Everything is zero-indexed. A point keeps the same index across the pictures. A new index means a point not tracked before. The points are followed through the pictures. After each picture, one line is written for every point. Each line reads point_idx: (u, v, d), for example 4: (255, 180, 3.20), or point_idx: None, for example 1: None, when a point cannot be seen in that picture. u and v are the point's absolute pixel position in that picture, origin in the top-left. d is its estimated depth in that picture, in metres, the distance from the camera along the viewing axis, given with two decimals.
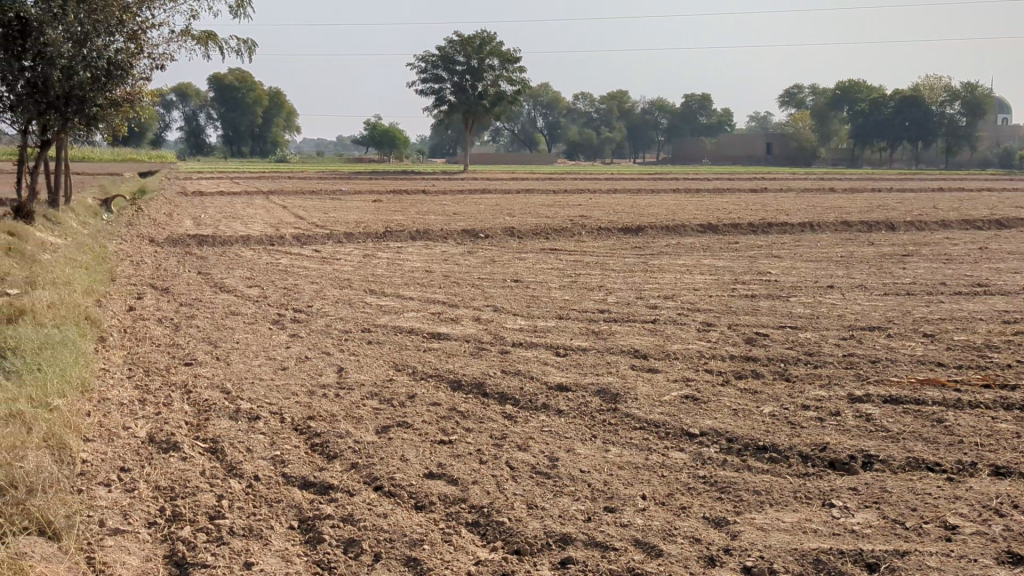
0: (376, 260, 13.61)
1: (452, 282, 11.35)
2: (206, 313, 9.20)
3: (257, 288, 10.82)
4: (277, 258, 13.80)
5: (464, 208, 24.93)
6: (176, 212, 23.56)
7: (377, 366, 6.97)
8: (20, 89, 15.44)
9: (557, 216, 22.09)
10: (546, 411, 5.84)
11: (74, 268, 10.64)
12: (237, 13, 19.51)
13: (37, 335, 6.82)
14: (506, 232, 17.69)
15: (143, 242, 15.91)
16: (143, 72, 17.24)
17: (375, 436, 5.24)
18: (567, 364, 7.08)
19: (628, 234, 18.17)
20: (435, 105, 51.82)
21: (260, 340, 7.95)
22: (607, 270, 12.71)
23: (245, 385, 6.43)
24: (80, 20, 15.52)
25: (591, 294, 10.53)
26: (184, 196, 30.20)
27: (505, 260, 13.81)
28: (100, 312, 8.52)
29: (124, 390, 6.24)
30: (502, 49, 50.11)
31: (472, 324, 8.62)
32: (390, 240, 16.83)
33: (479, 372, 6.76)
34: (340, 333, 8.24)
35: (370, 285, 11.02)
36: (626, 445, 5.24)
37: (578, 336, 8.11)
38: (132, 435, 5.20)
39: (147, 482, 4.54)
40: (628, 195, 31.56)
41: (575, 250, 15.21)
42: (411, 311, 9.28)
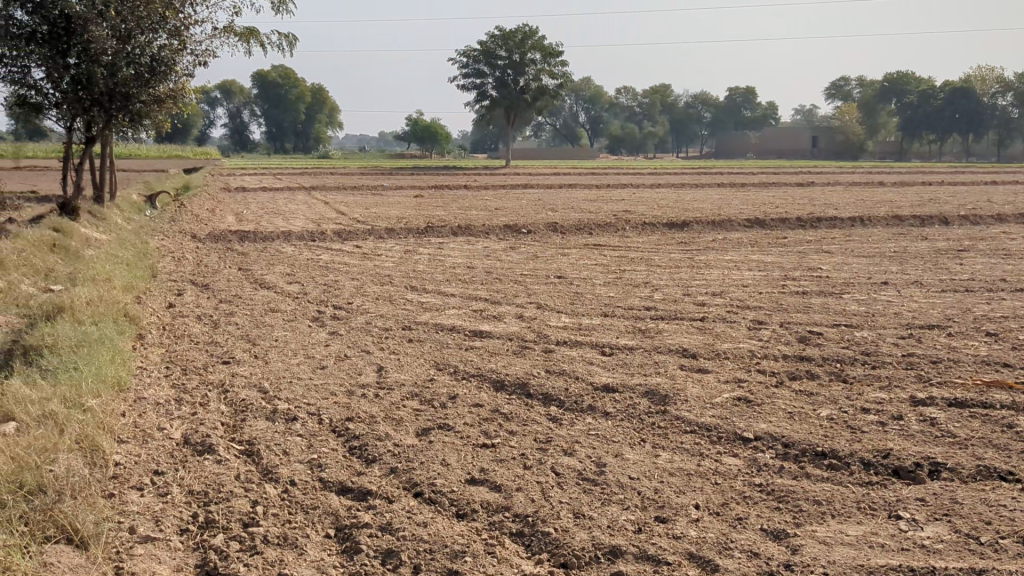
0: (417, 256, 13.46)
1: (494, 278, 11.16)
2: (245, 310, 9.10)
3: (297, 284, 10.72)
4: (318, 254, 13.70)
5: (506, 203, 24.73)
6: (219, 207, 23.67)
7: (418, 366, 6.79)
8: (65, 87, 15.47)
9: (600, 211, 21.81)
10: (591, 413, 5.62)
11: (115, 265, 10.61)
12: (279, 8, 19.48)
13: (75, 332, 6.75)
14: (549, 228, 17.47)
15: (185, 238, 15.93)
16: (186, 69, 17.25)
17: (416, 439, 5.06)
18: (613, 363, 6.85)
19: (673, 229, 17.85)
20: (477, 100, 51.69)
21: (300, 338, 7.82)
22: (653, 266, 12.44)
23: (283, 384, 6.29)
24: (124, 16, 15.45)
25: (636, 291, 10.28)
26: (227, 191, 30.37)
27: (548, 255, 13.59)
28: (139, 309, 8.45)
29: (160, 389, 6.14)
30: (544, 43, 49.85)
31: (514, 321, 8.42)
32: (431, 235, 16.69)
33: (523, 372, 6.56)
34: (381, 330, 8.08)
35: (411, 282, 10.87)
36: (677, 450, 5.00)
37: (624, 334, 7.87)
38: (166, 436, 5.07)
39: (181, 486, 4.40)
40: (672, 190, 31.15)
41: (619, 246, 14.94)
42: (453, 308, 9.10)
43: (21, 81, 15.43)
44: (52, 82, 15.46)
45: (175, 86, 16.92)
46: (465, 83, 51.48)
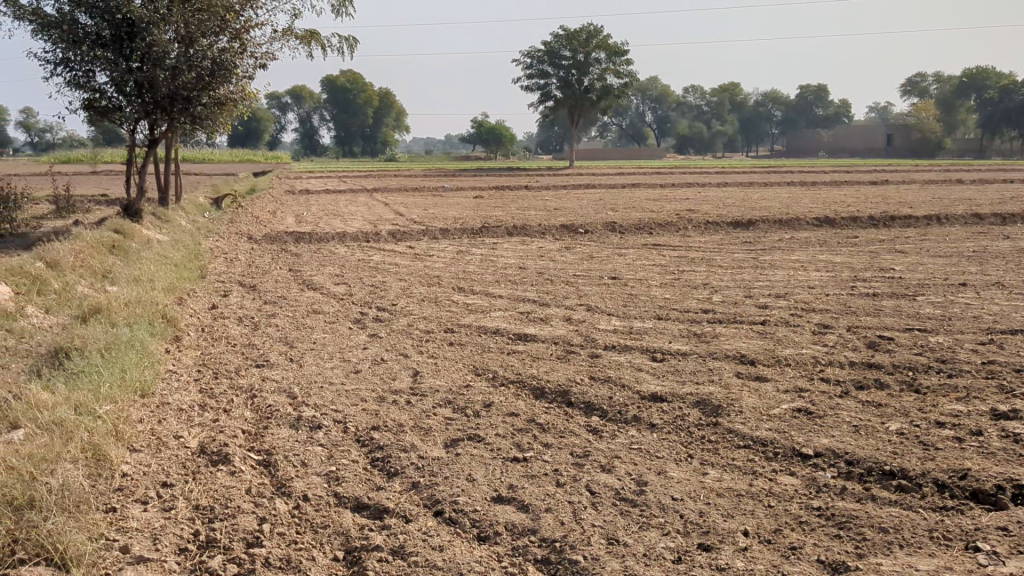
0: (469, 257, 13.17)
1: (546, 279, 10.77)
2: (287, 311, 8.87)
3: (344, 285, 10.48)
4: (370, 254, 13.50)
5: (566, 203, 24.34)
6: (280, 209, 23.73)
7: (457, 371, 6.45)
8: (129, 91, 15.49)
9: (663, 211, 21.29)
10: (636, 425, 5.20)
11: (163, 266, 10.49)
12: (340, 11, 19.47)
13: (105, 334, 6.56)
14: (608, 227, 17.05)
15: (241, 239, 15.88)
16: (246, 71, 17.23)
17: (443, 451, 4.70)
18: (664, 370, 6.41)
19: (737, 229, 17.27)
20: (542, 101, 51.37)
21: (339, 341, 7.55)
22: (714, 267, 11.95)
23: (313, 389, 5.99)
24: (186, 20, 15.42)
25: (695, 292, 9.81)
26: (290, 193, 30.58)
27: (604, 255, 13.19)
28: (178, 310, 8.27)
29: (187, 393, 5.88)
30: (609, 41, 49.27)
31: (562, 324, 8.04)
32: (487, 235, 16.40)
33: (566, 378, 6.17)
34: (422, 334, 7.76)
35: (460, 283, 10.54)
36: (727, 468, 4.56)
37: (678, 339, 7.43)
38: (181, 445, 4.79)
39: (187, 500, 4.10)
40: (740, 189, 30.34)
41: (680, 245, 14.48)
42: (499, 310, 8.76)
43: (85, 84, 15.50)
44: (115, 87, 15.46)
45: (235, 89, 16.90)
46: (529, 83, 51.19)
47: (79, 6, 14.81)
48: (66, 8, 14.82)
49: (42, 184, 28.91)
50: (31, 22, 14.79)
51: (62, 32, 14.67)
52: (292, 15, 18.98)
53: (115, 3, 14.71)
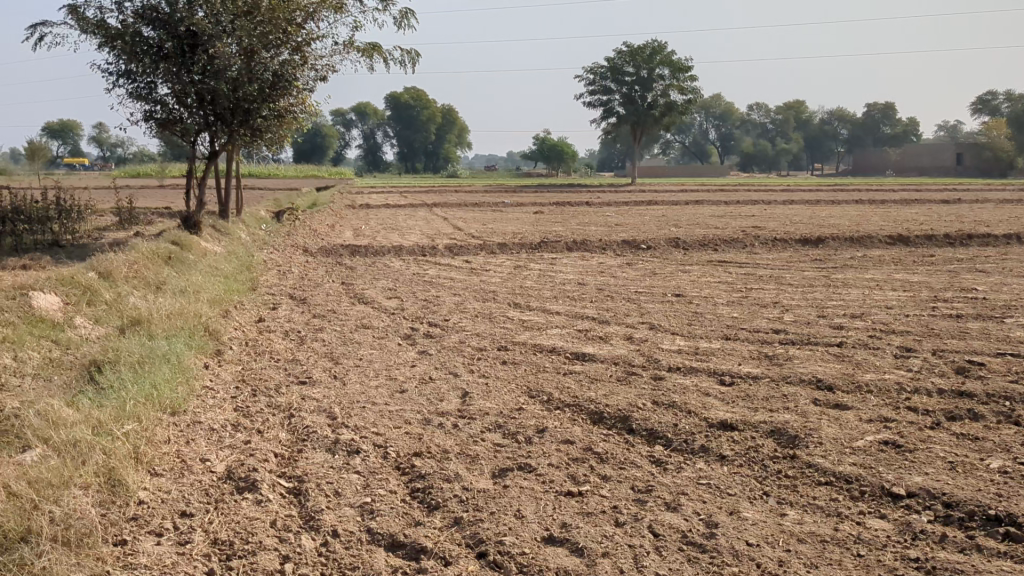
0: (526, 272, 12.75)
1: (606, 296, 10.30)
2: (335, 326, 8.53)
3: (396, 299, 10.13)
4: (424, 268, 13.17)
5: (627, 219, 23.82)
6: (339, 223, 23.63)
7: (508, 392, 6.01)
8: (190, 103, 15.46)
9: (727, 227, 20.66)
10: (704, 457, 4.71)
11: (213, 278, 10.27)
12: (402, 25, 19.25)
13: (142, 348, 6.27)
14: (671, 243, 16.50)
15: (297, 251, 15.71)
16: (306, 84, 17.04)
17: (490, 483, 4.26)
18: (734, 396, 5.90)
19: (807, 246, 16.58)
20: (604, 117, 50.93)
21: (386, 357, 7.18)
22: (783, 285, 11.36)
23: (355, 410, 5.60)
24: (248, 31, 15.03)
25: (764, 311, 9.25)
26: (351, 208, 30.55)
27: (667, 272, 12.66)
28: (223, 323, 7.98)
29: (222, 411, 5.54)
30: (673, 58, 48.58)
31: (623, 343, 7.56)
32: (545, 250, 15.96)
33: (627, 403, 5.70)
34: (474, 351, 7.35)
35: (516, 298, 10.13)
36: (808, 508, 4.04)
37: (747, 361, 6.90)
38: (207, 470, 4.43)
39: (206, 533, 3.72)
40: (807, 207, 29.41)
41: (746, 263, 13.88)
42: (555, 327, 8.30)
43: (147, 96, 15.46)
44: (176, 98, 15.41)
45: (296, 102, 16.72)
46: (592, 100, 50.84)
47: (142, 18, 14.85)
48: (130, 20, 14.87)
49: (108, 198, 29.32)
50: (96, 33, 14.88)
51: (124, 45, 14.72)
52: (354, 27, 18.78)
53: (178, 15, 14.67)
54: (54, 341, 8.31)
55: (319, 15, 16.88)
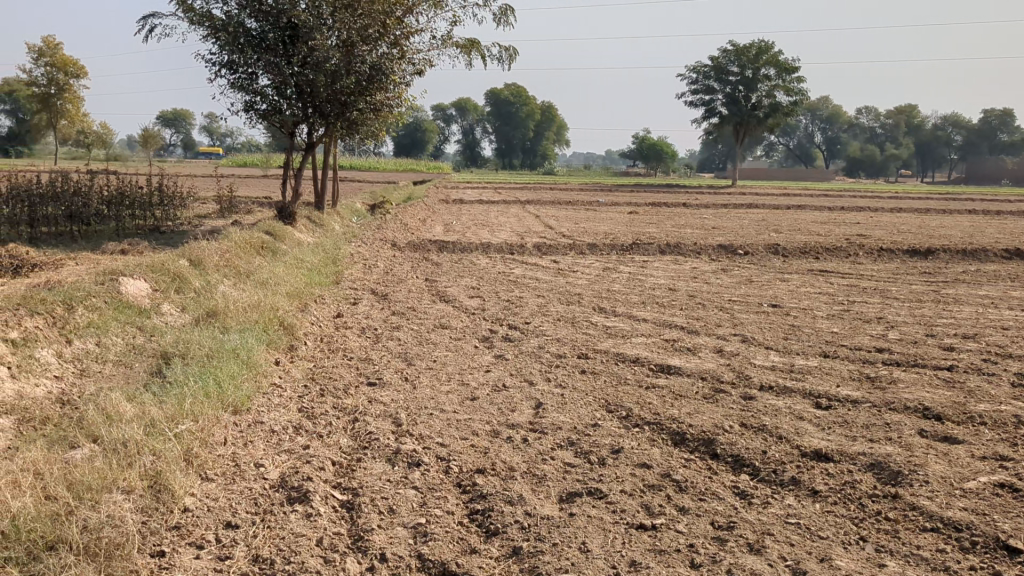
0: (616, 274, 12.37)
1: (697, 304, 9.86)
2: (413, 324, 8.30)
3: (479, 299, 9.88)
4: (511, 267, 12.91)
5: (725, 222, 23.14)
6: (432, 218, 23.60)
7: (585, 406, 5.67)
8: (289, 95, 15.36)
9: (829, 235, 19.85)
10: (794, 491, 4.29)
11: (297, 270, 10.19)
12: (502, 21, 19.04)
13: (214, 342, 6.15)
14: (769, 250, 15.87)
15: (385, 245, 15.64)
16: (403, 78, 16.98)
17: (555, 509, 3.92)
18: (830, 421, 5.44)
19: (915, 258, 15.74)
20: (706, 118, 50.00)
21: (461, 361, 6.91)
22: (888, 299, 10.71)
23: (422, 417, 5.33)
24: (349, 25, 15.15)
25: (867, 328, 8.67)
26: (445, 202, 30.58)
27: (764, 280, 12.11)
28: (300, 318, 7.84)
29: (285, 411, 5.35)
30: (781, 58, 47.23)
31: (712, 357, 7.13)
32: (636, 253, 15.54)
33: (712, 425, 5.30)
34: (552, 358, 7.02)
35: (602, 303, 9.76)
36: (910, 559, 3.59)
37: (846, 383, 6.40)
38: (260, 476, 4.22)
39: (248, 548, 3.49)
40: (916, 215, 28.16)
41: (849, 273, 13.21)
42: (640, 336, 7.91)
43: (248, 87, 15.39)
44: (276, 91, 15.33)
45: (392, 96, 16.64)
46: (694, 100, 49.99)
47: (246, 10, 14.80)
48: (235, 11, 14.83)
49: (210, 185, 29.91)
50: (200, 23, 14.92)
51: (227, 36, 14.67)
52: (454, 22, 18.68)
53: (281, 6, 14.60)
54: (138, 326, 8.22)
55: (418, 10, 16.93)
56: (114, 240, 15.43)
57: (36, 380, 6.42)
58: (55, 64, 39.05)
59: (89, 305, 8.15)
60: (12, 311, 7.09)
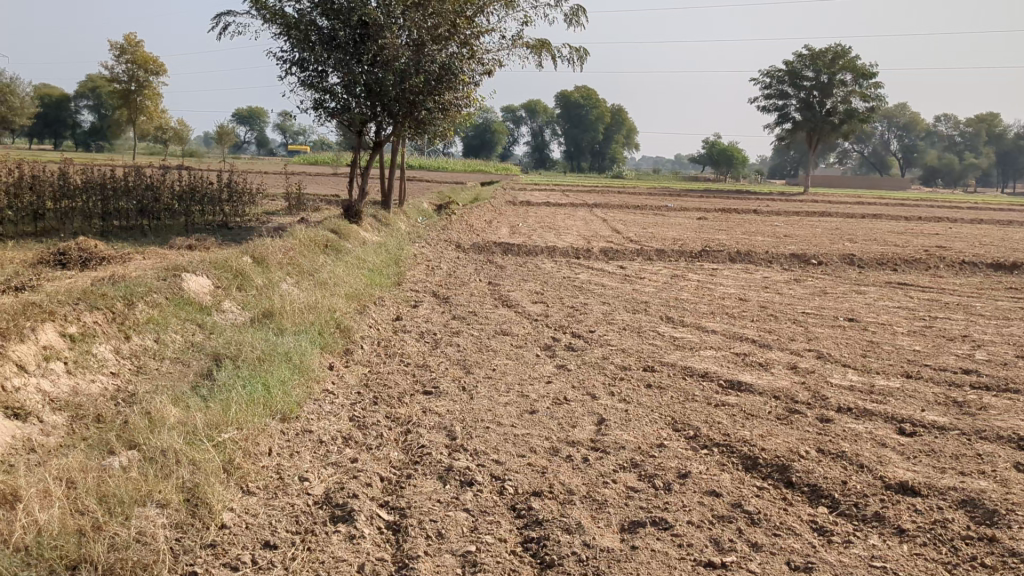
0: (684, 282, 12.00)
1: (769, 315, 9.45)
2: (473, 330, 8.06)
3: (541, 304, 9.60)
4: (576, 272, 12.61)
5: (797, 230, 22.52)
6: (498, 219, 23.40)
7: (649, 423, 5.36)
8: (358, 94, 15.12)
9: (907, 246, 19.13)
10: (878, 529, 3.93)
11: (358, 271, 10.04)
12: (574, 21, 18.76)
13: (267, 345, 5.97)
14: (845, 260, 15.31)
15: (449, 246, 15.46)
16: (472, 78, 16.79)
17: (615, 540, 3.63)
18: (915, 450, 5.04)
19: (1000, 272, 15.03)
20: (779, 123, 49.07)
21: (521, 370, 6.64)
22: (973, 315, 10.16)
23: (478, 430, 5.07)
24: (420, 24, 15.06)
25: (952, 346, 8.18)
26: (512, 204, 30.38)
27: (840, 292, 11.63)
28: (358, 320, 7.65)
29: (336, 420, 5.14)
30: (858, 63, 46.02)
31: (786, 374, 6.74)
32: (705, 260, 15.11)
33: (786, 450, 4.95)
34: (616, 370, 6.70)
35: (669, 312, 9.41)
36: None
37: (932, 407, 5.97)
38: (304, 491, 4.00)
39: (285, 571, 3.27)
40: (998, 227, 27.13)
41: (930, 287, 12.64)
42: (710, 349, 7.54)
43: (317, 85, 15.25)
44: (345, 89, 15.09)
45: (461, 96, 16.45)
46: (767, 104, 49.12)
47: (318, 8, 14.66)
48: (306, 9, 14.70)
49: (280, 182, 30.13)
50: (273, 20, 14.84)
51: (299, 33, 14.59)
52: (524, 23, 18.46)
53: (352, 5, 14.38)
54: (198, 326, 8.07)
55: (490, 9, 16.76)
56: (182, 234, 15.48)
57: (93, 375, 6.28)
58: (135, 61, 39.80)
59: (151, 299, 8.01)
60: (72, 303, 6.91)
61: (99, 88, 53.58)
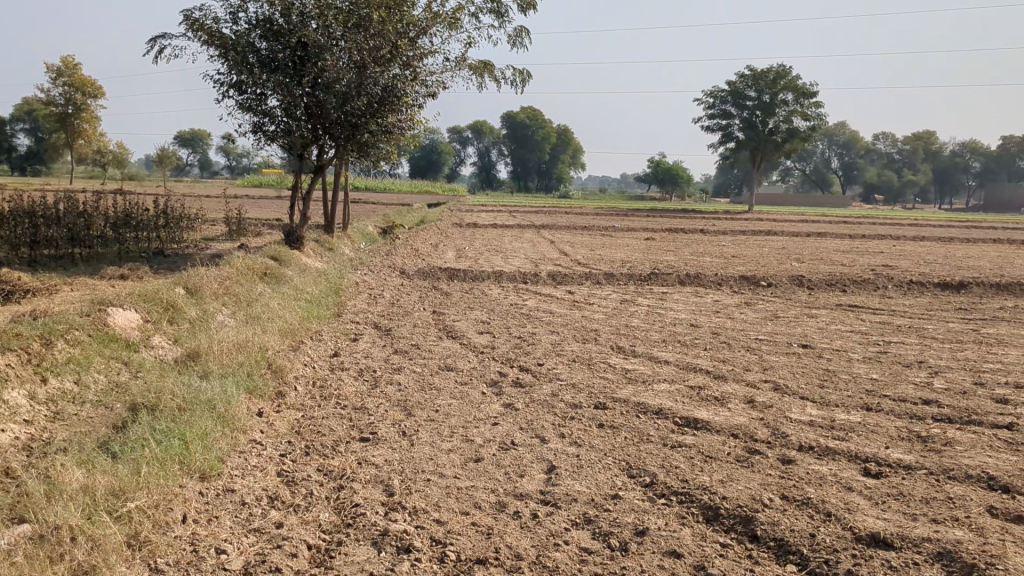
0: (634, 308, 11.71)
1: (722, 343, 9.17)
2: (416, 365, 7.65)
3: (488, 335, 9.23)
4: (524, 299, 12.27)
5: (746, 251, 22.47)
6: (444, 243, 23.01)
7: (603, 470, 5.01)
8: (298, 116, 14.67)
9: (855, 265, 19.13)
10: None
11: (294, 303, 9.59)
12: (517, 43, 18.50)
13: (191, 392, 5.52)
14: (794, 281, 15.18)
15: (393, 273, 15.04)
16: (416, 100, 16.41)
17: None
18: (883, 494, 4.77)
19: (947, 292, 15.02)
20: (724, 142, 49.42)
21: (466, 410, 6.26)
22: (926, 339, 10.01)
23: (418, 484, 4.67)
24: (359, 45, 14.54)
25: (909, 374, 7.96)
26: (459, 226, 30.04)
27: (792, 316, 11.44)
28: (292, 359, 7.21)
29: (264, 476, 4.71)
30: (799, 82, 46.53)
31: (743, 409, 6.45)
32: (655, 283, 14.88)
33: (748, 498, 4.63)
34: (566, 409, 6.35)
35: (620, 341, 9.09)
36: None
37: (896, 443, 5.71)
38: (221, 565, 3.58)
39: None
40: (939, 245, 27.42)
41: (881, 309, 12.51)
42: (663, 382, 7.23)
43: (256, 108, 14.76)
44: (285, 111, 14.64)
45: (405, 118, 16.03)
46: (711, 125, 49.46)
47: (257, 29, 14.19)
48: (244, 30, 14.19)
49: (220, 207, 29.44)
50: (209, 41, 14.31)
51: (235, 55, 14.04)
52: (467, 43, 18.16)
53: (291, 27, 14.02)
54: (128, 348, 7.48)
55: (433, 31, 16.41)
56: (115, 263, 14.81)
57: (2, 425, 5.65)
58: (72, 83, 38.87)
59: (73, 329, 7.44)
60: None
61: (35, 110, 52.24)
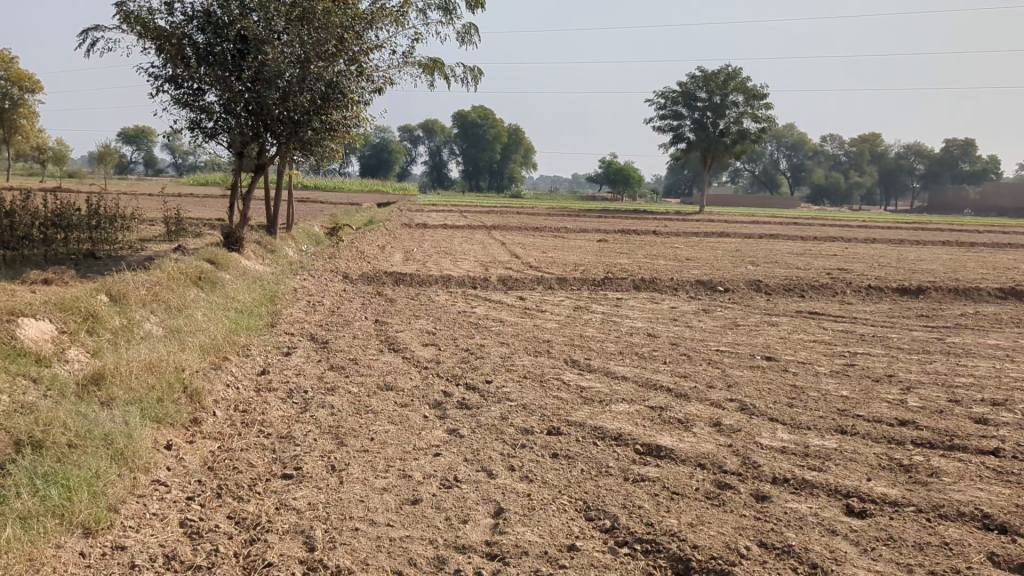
0: (588, 316, 11.15)
1: (682, 356, 8.63)
2: (353, 385, 6.98)
3: (433, 348, 8.61)
4: (473, 306, 11.64)
5: (700, 253, 22.13)
6: (391, 244, 22.28)
7: (557, 513, 4.40)
8: (237, 112, 13.83)
9: (811, 269, 18.84)
10: None
11: (223, 314, 8.87)
12: (466, 40, 17.88)
13: (88, 423, 4.82)
14: (752, 287, 14.75)
15: (337, 277, 14.31)
16: (361, 97, 15.68)
17: None
18: (871, 538, 4.24)
19: (905, 297, 14.68)
20: (674, 143, 49.29)
21: (404, 439, 5.60)
22: (891, 350, 9.58)
23: (343, 535, 4.03)
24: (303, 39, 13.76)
25: (880, 390, 7.48)
26: (409, 227, 29.31)
27: (752, 325, 10.97)
28: (212, 380, 6.52)
29: (162, 528, 4.03)
30: (747, 84, 46.54)
31: (710, 435, 5.88)
32: (609, 288, 14.34)
33: (722, 547, 4.06)
34: (517, 436, 5.73)
35: (574, 354, 8.50)
36: None
37: (879, 475, 5.19)
38: None
39: None
40: (889, 247, 27.43)
41: (842, 316, 12.11)
42: (623, 403, 6.65)
43: (192, 103, 13.91)
44: (223, 108, 13.79)
45: (351, 116, 15.27)
46: (664, 125, 49.30)
47: (194, 22, 13.28)
48: (181, 22, 13.30)
49: (159, 207, 28.31)
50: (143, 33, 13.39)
51: (171, 48, 13.13)
52: (415, 38, 17.49)
53: (230, 18, 13.10)
54: (36, 358, 6.73)
55: (381, 26, 15.72)
56: (40, 265, 13.89)
57: None
58: (10, 78, 37.18)
59: None
60: None
61: None
